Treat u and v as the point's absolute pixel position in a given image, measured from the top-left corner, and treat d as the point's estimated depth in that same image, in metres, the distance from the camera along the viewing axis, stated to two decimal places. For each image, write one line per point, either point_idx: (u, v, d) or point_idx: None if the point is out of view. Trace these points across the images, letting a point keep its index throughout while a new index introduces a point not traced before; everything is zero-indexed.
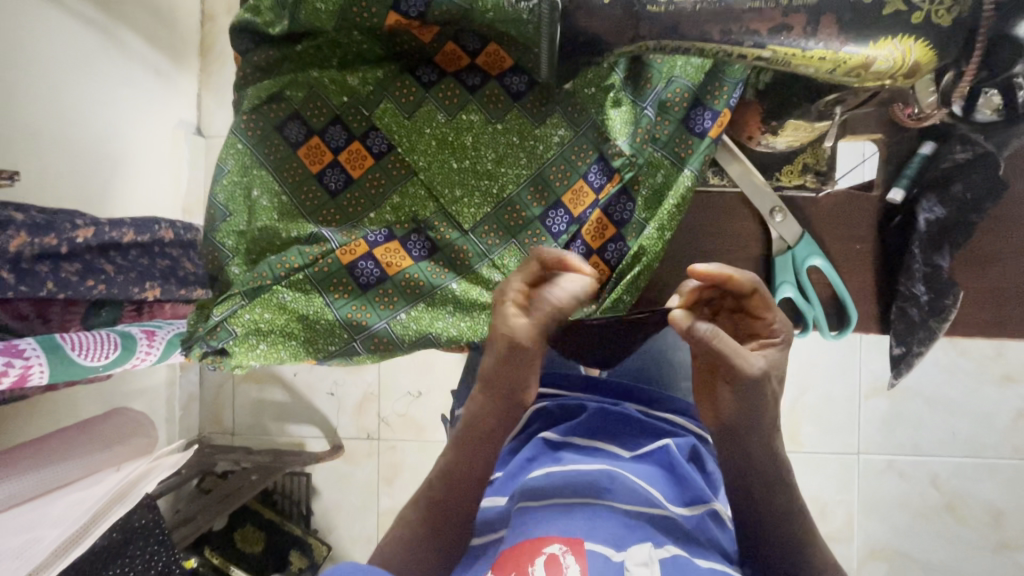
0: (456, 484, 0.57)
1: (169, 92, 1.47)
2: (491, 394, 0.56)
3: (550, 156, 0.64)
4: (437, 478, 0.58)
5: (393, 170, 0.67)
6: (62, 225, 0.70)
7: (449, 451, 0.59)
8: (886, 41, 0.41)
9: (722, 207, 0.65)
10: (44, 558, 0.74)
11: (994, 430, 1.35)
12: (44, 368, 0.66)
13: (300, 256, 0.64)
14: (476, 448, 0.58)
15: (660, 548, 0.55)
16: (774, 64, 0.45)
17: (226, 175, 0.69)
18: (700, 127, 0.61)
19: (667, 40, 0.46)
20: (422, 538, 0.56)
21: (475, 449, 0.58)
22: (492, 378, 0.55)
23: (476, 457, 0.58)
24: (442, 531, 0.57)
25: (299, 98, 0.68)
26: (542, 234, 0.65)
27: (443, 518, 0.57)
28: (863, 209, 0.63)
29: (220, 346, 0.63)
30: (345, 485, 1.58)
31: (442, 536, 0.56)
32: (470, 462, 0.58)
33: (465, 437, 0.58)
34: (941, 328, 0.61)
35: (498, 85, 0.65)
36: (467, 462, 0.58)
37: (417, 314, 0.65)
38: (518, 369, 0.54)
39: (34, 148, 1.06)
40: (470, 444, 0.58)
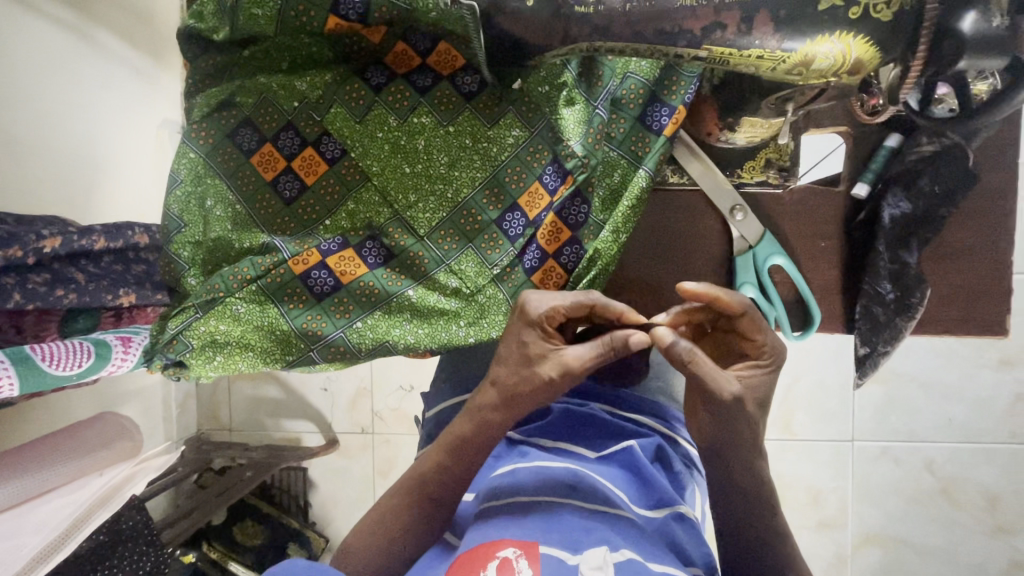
0: (447, 483, 0.60)
1: (151, 92, 1.45)
2: (504, 395, 0.58)
3: (504, 158, 0.63)
4: (428, 473, 0.61)
5: (346, 176, 0.65)
6: (27, 236, 0.70)
7: (445, 450, 0.60)
8: (825, 38, 0.39)
9: (684, 205, 0.63)
10: (29, 562, 0.76)
11: (991, 414, 1.32)
12: (13, 380, 0.66)
13: (254, 266, 0.64)
14: (472, 452, 0.59)
15: (617, 551, 0.52)
16: (712, 63, 0.43)
17: (180, 185, 0.68)
18: (657, 124, 0.59)
19: (599, 41, 0.44)
20: (406, 527, 0.61)
21: (470, 455, 0.60)
22: (518, 393, 0.57)
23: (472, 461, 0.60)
24: (427, 522, 0.61)
25: (250, 105, 0.67)
26: (499, 238, 0.64)
27: (425, 510, 0.61)
28: (825, 205, 0.61)
29: (179, 359, 0.63)
30: (340, 479, 1.60)
31: (426, 525, 0.61)
32: (465, 462, 0.60)
33: (463, 441, 0.59)
34: (908, 327, 0.59)
35: (449, 86, 0.63)
36: (458, 465, 0.60)
37: (373, 322, 0.64)
38: (555, 389, 0.56)
39: (15, 154, 1.06)
40: (469, 446, 0.59)
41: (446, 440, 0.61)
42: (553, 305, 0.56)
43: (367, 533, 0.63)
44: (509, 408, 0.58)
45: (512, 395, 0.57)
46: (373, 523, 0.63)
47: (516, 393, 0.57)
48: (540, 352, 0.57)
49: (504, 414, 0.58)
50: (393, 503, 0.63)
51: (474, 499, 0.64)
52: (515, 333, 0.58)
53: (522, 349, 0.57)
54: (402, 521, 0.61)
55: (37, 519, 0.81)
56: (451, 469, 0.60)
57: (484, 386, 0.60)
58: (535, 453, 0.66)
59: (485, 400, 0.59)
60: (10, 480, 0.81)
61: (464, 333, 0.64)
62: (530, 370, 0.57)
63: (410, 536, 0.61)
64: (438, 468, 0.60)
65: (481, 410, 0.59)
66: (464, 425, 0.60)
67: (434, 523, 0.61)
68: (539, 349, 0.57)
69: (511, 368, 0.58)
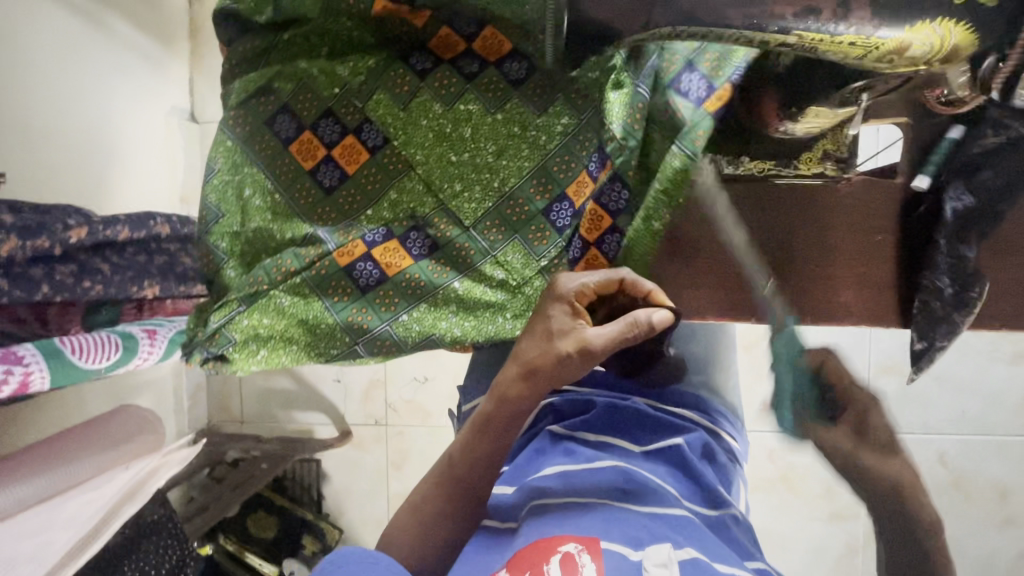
0: (477, 464, 0.60)
1: (159, 78, 1.41)
2: (527, 376, 0.58)
3: (553, 147, 0.61)
4: (457, 455, 0.61)
5: (388, 165, 0.63)
6: (54, 225, 0.67)
7: (473, 430, 0.61)
8: (925, 24, 0.37)
9: (739, 197, 0.62)
10: (60, 559, 0.76)
11: (1004, 407, 1.32)
12: (45, 373, 0.64)
13: (297, 258, 0.63)
14: (499, 428, 0.60)
15: (680, 549, 0.51)
16: (798, 50, 0.41)
17: (217, 174, 0.67)
18: (710, 104, 0.56)
19: (682, 27, 0.43)
20: (445, 512, 0.60)
21: (498, 433, 0.60)
22: (537, 370, 0.57)
23: (500, 439, 0.60)
24: (462, 507, 0.60)
25: (288, 91, 0.64)
26: (547, 229, 0.62)
27: (460, 494, 0.60)
28: (885, 198, 0.60)
29: (221, 352, 0.63)
30: (352, 471, 1.59)
31: (463, 511, 0.60)
32: (491, 440, 0.60)
33: (487, 419, 0.60)
34: (966, 322, 0.57)
35: (496, 72, 0.61)
36: (490, 444, 0.60)
37: (419, 315, 0.63)
38: (572, 367, 0.57)
39: (27, 140, 1.02)
40: (494, 422, 0.60)
41: (473, 417, 0.62)
42: (581, 283, 0.58)
43: (407, 523, 0.62)
44: (529, 385, 0.58)
45: (531, 373, 0.58)
46: (411, 511, 0.62)
47: (536, 369, 0.58)
48: (562, 328, 0.57)
49: (526, 389, 0.59)
50: (431, 493, 0.62)
51: (517, 492, 0.62)
52: (542, 308, 0.59)
53: (546, 323, 0.58)
54: (440, 510, 0.60)
55: (67, 513, 0.79)
56: (480, 448, 0.60)
57: (508, 364, 0.61)
58: (582, 451, 0.65)
59: (508, 373, 0.60)
60: (39, 475, 0.79)
61: (511, 325, 0.63)
62: (551, 347, 0.57)
63: (448, 521, 0.60)
64: (467, 447, 0.61)
65: (503, 383, 0.60)
66: (488, 403, 0.61)
67: (470, 511, 0.60)
68: (562, 326, 0.57)
69: (535, 343, 0.59)
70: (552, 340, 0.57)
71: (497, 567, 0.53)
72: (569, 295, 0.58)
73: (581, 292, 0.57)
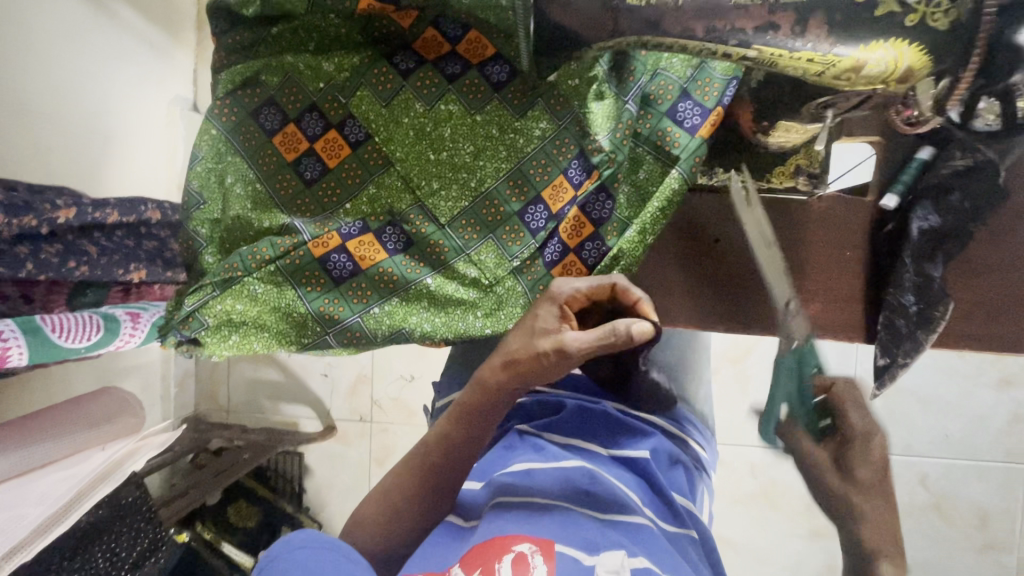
0: (451, 451, 0.61)
1: (162, 67, 1.42)
2: (512, 373, 0.58)
3: (530, 150, 0.62)
4: (434, 442, 0.62)
5: (369, 160, 0.65)
6: (42, 205, 0.69)
7: (450, 419, 0.62)
8: (878, 44, 0.39)
9: (719, 207, 0.62)
10: (27, 534, 0.73)
11: (988, 433, 1.31)
12: (23, 350, 0.65)
13: (272, 247, 0.63)
14: (478, 420, 0.60)
15: (634, 556, 0.52)
16: (759, 64, 0.42)
17: (201, 162, 0.68)
18: (689, 123, 0.58)
19: (648, 37, 0.44)
20: (412, 498, 0.61)
21: (476, 422, 0.61)
22: (517, 362, 0.58)
23: (480, 432, 0.61)
24: (432, 497, 0.61)
25: (274, 84, 0.66)
26: (521, 230, 0.63)
27: (432, 485, 0.61)
28: (852, 214, 0.61)
29: (193, 335, 0.63)
30: (335, 464, 1.59)
31: (434, 500, 0.61)
32: (468, 431, 0.61)
33: (468, 407, 0.61)
34: (929, 341, 0.57)
35: (478, 75, 0.62)
36: (466, 433, 0.61)
37: (391, 309, 0.64)
38: (548, 366, 0.57)
39: (26, 121, 1.04)
40: (473, 412, 0.61)
41: (453, 408, 0.62)
42: (574, 288, 0.58)
43: (375, 511, 0.62)
44: (509, 377, 0.59)
45: (514, 371, 0.58)
46: (381, 498, 0.63)
47: (516, 362, 0.58)
48: (549, 327, 0.57)
49: (505, 383, 0.59)
50: (401, 475, 0.62)
51: (484, 488, 0.63)
52: (535, 307, 0.60)
53: (532, 321, 0.59)
54: (407, 494, 0.61)
55: (39, 491, 0.78)
56: (456, 437, 0.61)
57: (493, 356, 0.61)
58: (550, 448, 0.66)
59: (491, 363, 0.61)
60: (9, 452, 0.81)
61: (481, 323, 0.64)
62: (533, 343, 0.58)
63: (416, 512, 0.60)
64: (444, 437, 0.61)
65: (485, 373, 0.61)
66: (470, 391, 0.62)
67: (438, 501, 0.61)
68: (547, 325, 0.58)
69: (519, 338, 0.59)
70: (533, 335, 0.58)
71: (452, 563, 0.53)
72: (562, 298, 0.58)
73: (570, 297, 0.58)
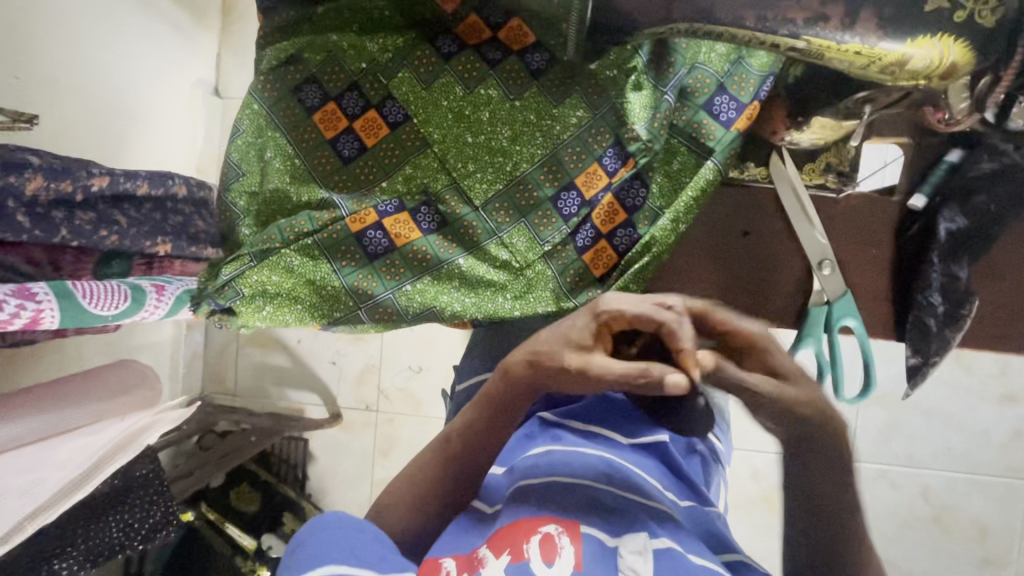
0: (477, 442, 0.58)
1: (188, 50, 1.43)
2: (536, 376, 0.53)
3: (566, 137, 0.63)
4: (457, 432, 0.59)
5: (406, 140, 0.66)
6: (78, 171, 0.69)
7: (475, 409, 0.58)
8: (926, 39, 0.40)
9: (748, 202, 0.63)
10: (48, 498, 0.76)
11: (990, 447, 1.32)
12: (55, 314, 0.64)
13: (312, 220, 0.64)
14: (502, 412, 0.57)
15: (656, 538, 0.53)
16: (806, 55, 0.44)
17: (242, 136, 0.69)
18: (725, 117, 0.59)
19: (699, 24, 0.45)
20: (436, 485, 0.59)
21: (500, 415, 0.58)
22: (543, 371, 0.52)
23: (508, 421, 0.58)
24: (456, 484, 0.59)
25: (317, 62, 0.67)
26: (553, 216, 0.64)
27: (458, 473, 0.59)
28: (880, 214, 0.62)
29: (228, 305, 0.64)
30: (339, 454, 1.57)
31: (460, 487, 0.60)
32: (494, 421, 0.58)
33: (492, 400, 0.57)
34: (957, 338, 0.59)
35: (518, 61, 0.64)
36: (490, 425, 0.58)
37: (422, 287, 0.65)
38: (570, 386, 0.52)
39: (61, 95, 1.04)
40: (499, 406, 0.57)
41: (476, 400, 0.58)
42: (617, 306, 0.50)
43: (397, 500, 0.59)
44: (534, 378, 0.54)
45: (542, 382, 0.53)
46: (401, 486, 0.60)
47: (542, 372, 0.53)
48: (585, 345, 0.51)
49: (529, 381, 0.54)
50: (425, 462, 0.60)
51: (506, 474, 0.64)
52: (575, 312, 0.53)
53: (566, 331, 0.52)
54: (430, 483, 0.59)
55: (64, 454, 0.79)
56: (481, 429, 0.58)
57: (516, 350, 0.55)
58: (569, 437, 0.65)
59: (515, 359, 0.55)
60: (34, 414, 0.79)
61: (510, 306, 0.65)
62: (562, 356, 0.51)
63: (441, 498, 0.59)
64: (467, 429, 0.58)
65: (508, 367, 0.56)
66: (492, 384, 0.57)
67: (464, 487, 0.60)
68: (581, 339, 0.51)
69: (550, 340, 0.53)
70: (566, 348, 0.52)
71: (479, 543, 0.54)
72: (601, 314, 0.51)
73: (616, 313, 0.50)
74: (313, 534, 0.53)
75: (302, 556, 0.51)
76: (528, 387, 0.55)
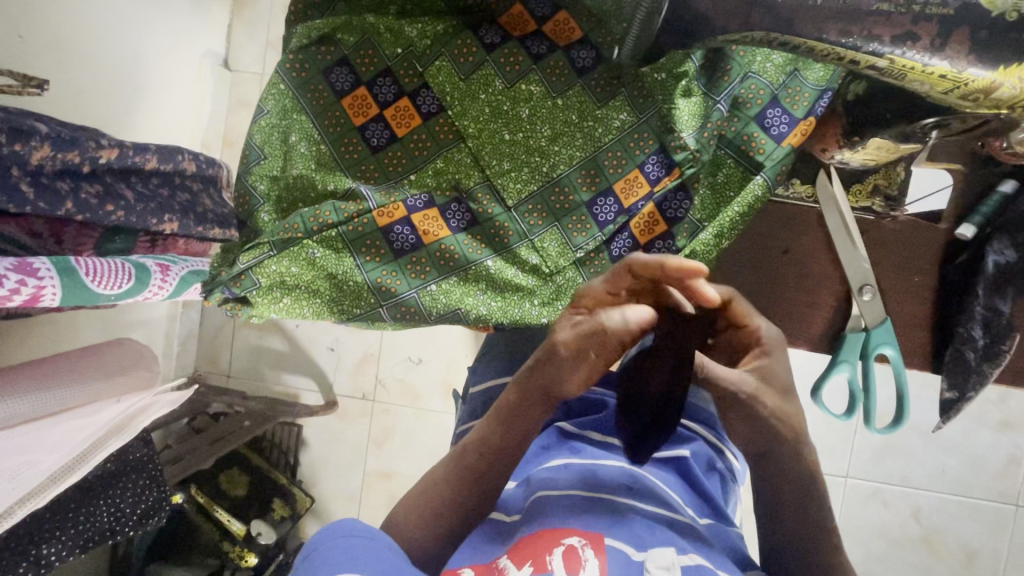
0: (492, 455, 0.56)
1: (200, 19, 1.36)
2: (541, 376, 0.53)
3: (608, 141, 0.61)
4: (472, 444, 0.57)
5: (439, 133, 0.63)
6: (86, 141, 0.64)
7: (489, 420, 0.56)
8: (1017, 69, 0.38)
9: (789, 219, 0.62)
10: (42, 481, 0.68)
11: (984, 472, 1.19)
12: (57, 290, 0.59)
13: (336, 211, 0.61)
14: (518, 422, 0.55)
15: (684, 555, 0.50)
16: (885, 75, 0.42)
17: (266, 117, 0.66)
18: (776, 131, 0.57)
19: (776, 34, 0.43)
20: (450, 501, 0.55)
21: (514, 425, 0.55)
22: (545, 363, 0.52)
23: (523, 434, 0.56)
24: (472, 502, 0.56)
25: (350, 43, 0.64)
26: (587, 221, 0.62)
27: (473, 490, 0.56)
28: (926, 241, 0.60)
29: (244, 295, 0.61)
30: (332, 441, 1.47)
31: (475, 503, 0.56)
32: (511, 432, 0.56)
33: (511, 410, 0.55)
34: (995, 374, 0.55)
35: (563, 58, 0.61)
36: (505, 436, 0.55)
37: (448, 288, 0.62)
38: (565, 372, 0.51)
39: (69, 56, 0.98)
40: (516, 415, 0.55)
41: (494, 409, 0.57)
42: (598, 288, 0.49)
43: (408, 516, 0.56)
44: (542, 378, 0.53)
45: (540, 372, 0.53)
46: (414, 504, 0.56)
47: (543, 366, 0.53)
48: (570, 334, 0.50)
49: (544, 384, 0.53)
50: (439, 479, 0.57)
51: (523, 486, 0.60)
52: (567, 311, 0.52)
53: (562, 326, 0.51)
54: (447, 498, 0.55)
55: (55, 437, 0.74)
56: (496, 440, 0.55)
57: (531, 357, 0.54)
58: (588, 449, 0.63)
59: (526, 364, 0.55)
60: (26, 394, 0.76)
61: (537, 312, 0.63)
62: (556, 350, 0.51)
63: (456, 513, 0.55)
64: (481, 438, 0.56)
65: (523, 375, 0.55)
66: (510, 392, 0.56)
67: (481, 506, 0.56)
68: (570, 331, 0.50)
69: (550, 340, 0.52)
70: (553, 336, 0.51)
71: (498, 554, 0.51)
72: (585, 301, 0.50)
73: (596, 290, 0.49)
74: (325, 541, 0.49)
75: (315, 564, 0.47)
76: (539, 392, 0.54)
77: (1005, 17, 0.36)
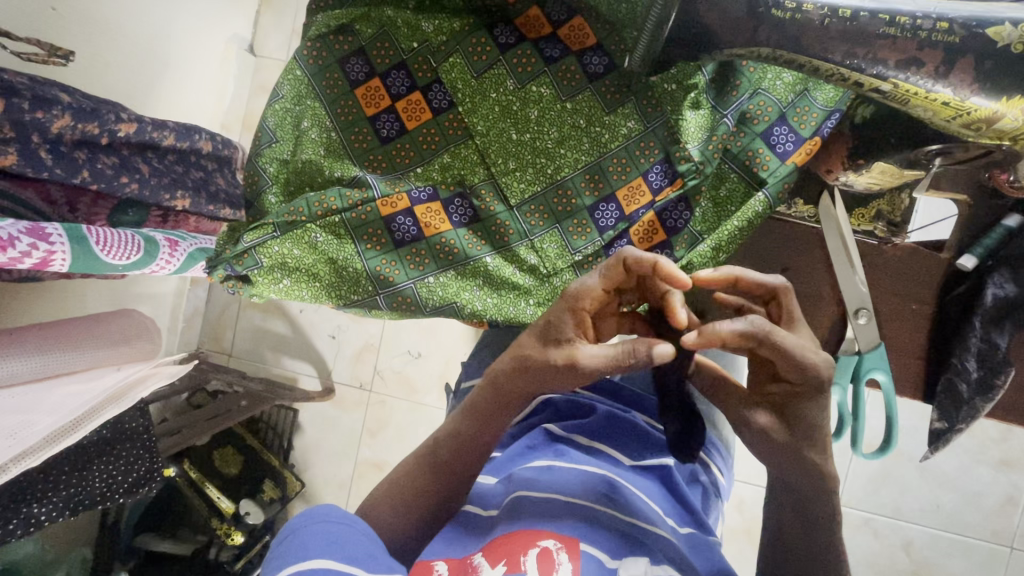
0: (463, 449, 0.56)
1: (229, 3, 1.38)
2: (519, 377, 0.51)
3: (613, 147, 0.61)
4: (444, 438, 0.57)
5: (448, 128, 0.64)
6: (107, 114, 0.66)
7: (464, 414, 0.56)
8: (1021, 101, 0.37)
9: (789, 237, 0.62)
10: (37, 442, 0.69)
11: (979, 510, 1.17)
12: (67, 257, 0.60)
13: (341, 198, 0.63)
14: (490, 417, 0.55)
15: (658, 566, 0.51)
16: (890, 99, 0.42)
17: (281, 101, 0.68)
18: (781, 148, 0.58)
19: (783, 51, 0.43)
20: (423, 491, 0.56)
21: (488, 421, 0.55)
22: (530, 368, 0.50)
23: (496, 428, 0.56)
24: (446, 496, 0.56)
25: (368, 34, 0.65)
26: (587, 225, 0.62)
27: (446, 483, 0.56)
28: (926, 269, 0.60)
29: (245, 273, 0.62)
30: (325, 427, 1.48)
31: (448, 495, 0.56)
32: (484, 427, 0.55)
33: (480, 405, 0.55)
34: (986, 409, 0.54)
35: (575, 62, 0.61)
36: (476, 432, 0.55)
37: (445, 281, 0.64)
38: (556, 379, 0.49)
39: (98, 30, 1.00)
40: (490, 411, 0.55)
41: (468, 405, 0.56)
42: (591, 288, 0.49)
43: (386, 500, 0.57)
44: (522, 377, 0.51)
45: (526, 370, 0.50)
46: (390, 490, 0.57)
47: (529, 366, 0.50)
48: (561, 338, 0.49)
49: (522, 383, 0.52)
50: (413, 467, 0.58)
51: (502, 483, 0.60)
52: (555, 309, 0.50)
53: (547, 326, 0.50)
54: (421, 489, 0.56)
55: (55, 401, 0.75)
56: (468, 435, 0.56)
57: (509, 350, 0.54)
58: (571, 453, 0.62)
59: (503, 363, 0.53)
60: (33, 354, 0.78)
61: (532, 312, 0.63)
62: (542, 350, 0.50)
63: (430, 504, 0.56)
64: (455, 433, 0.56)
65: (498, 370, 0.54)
66: (483, 387, 0.55)
67: (454, 497, 0.57)
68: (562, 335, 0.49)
69: (535, 338, 0.52)
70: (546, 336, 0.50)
71: (473, 550, 0.51)
72: (584, 303, 0.49)
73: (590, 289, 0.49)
74: (303, 526, 0.50)
75: (293, 545, 0.48)
76: (514, 392, 0.53)
77: (1011, 48, 0.36)
